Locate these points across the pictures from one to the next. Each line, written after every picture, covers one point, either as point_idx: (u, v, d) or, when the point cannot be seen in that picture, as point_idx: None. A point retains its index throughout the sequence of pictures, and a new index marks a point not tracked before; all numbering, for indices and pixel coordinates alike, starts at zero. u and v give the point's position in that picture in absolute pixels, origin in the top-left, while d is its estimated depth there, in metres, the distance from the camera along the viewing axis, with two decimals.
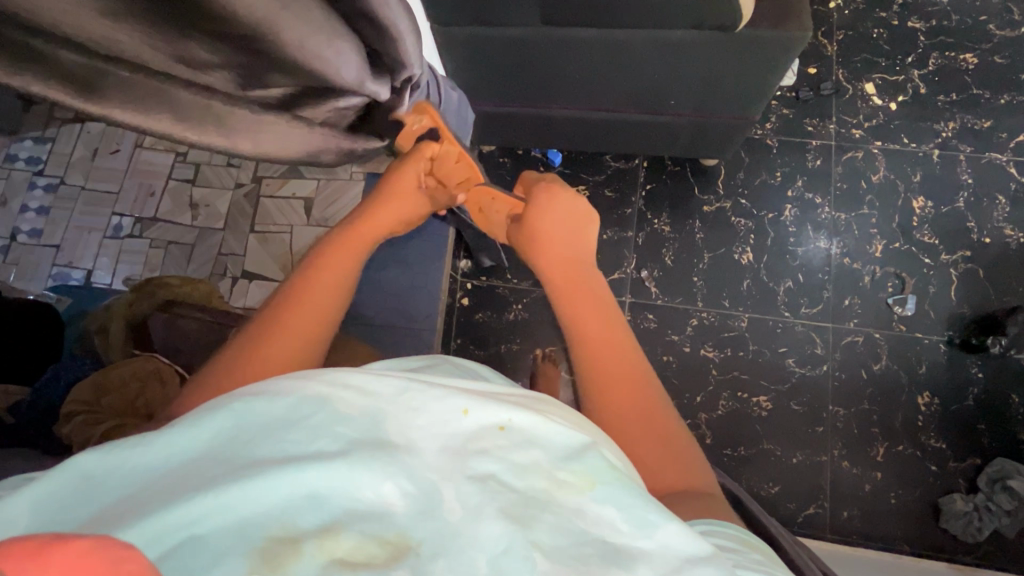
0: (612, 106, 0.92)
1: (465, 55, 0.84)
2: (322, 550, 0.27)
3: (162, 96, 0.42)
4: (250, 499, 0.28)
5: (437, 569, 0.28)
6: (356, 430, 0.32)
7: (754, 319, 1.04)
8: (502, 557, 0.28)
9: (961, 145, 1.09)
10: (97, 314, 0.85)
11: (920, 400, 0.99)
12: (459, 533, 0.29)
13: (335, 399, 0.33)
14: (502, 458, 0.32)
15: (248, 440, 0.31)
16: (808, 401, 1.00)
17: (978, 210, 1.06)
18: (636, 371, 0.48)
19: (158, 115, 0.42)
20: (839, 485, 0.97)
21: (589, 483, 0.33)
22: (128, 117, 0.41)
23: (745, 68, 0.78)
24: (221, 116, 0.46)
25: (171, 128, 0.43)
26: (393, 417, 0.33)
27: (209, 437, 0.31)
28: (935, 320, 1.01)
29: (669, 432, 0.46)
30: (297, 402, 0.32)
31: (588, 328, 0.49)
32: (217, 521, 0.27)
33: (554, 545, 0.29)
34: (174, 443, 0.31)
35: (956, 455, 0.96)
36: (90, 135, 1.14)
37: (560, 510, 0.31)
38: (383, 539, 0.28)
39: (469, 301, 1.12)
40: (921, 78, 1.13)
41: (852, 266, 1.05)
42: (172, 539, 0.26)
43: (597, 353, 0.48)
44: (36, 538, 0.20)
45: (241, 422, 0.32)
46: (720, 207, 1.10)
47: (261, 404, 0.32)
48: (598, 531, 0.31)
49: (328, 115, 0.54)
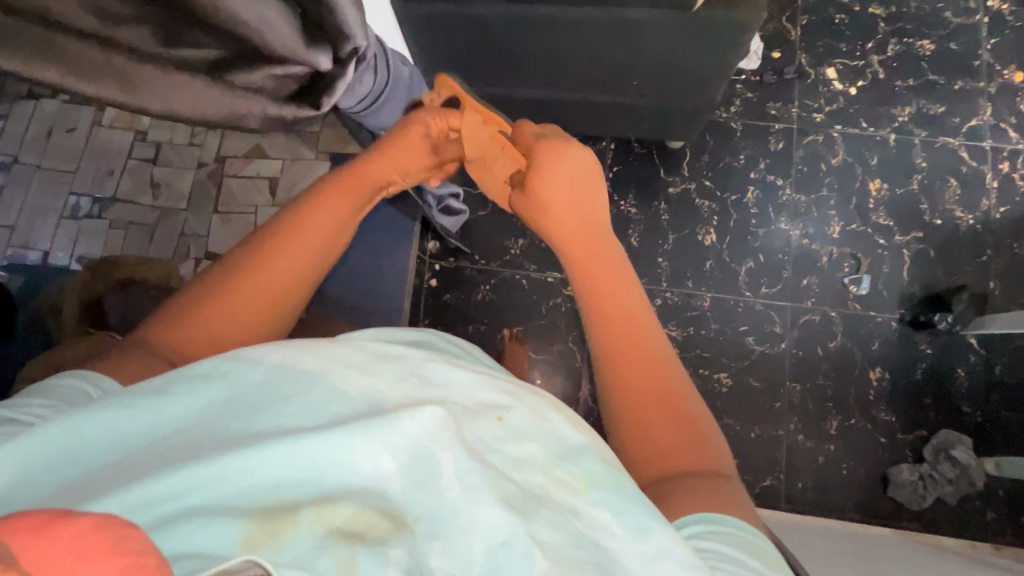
0: (576, 86, 0.93)
1: (428, 32, 0.84)
2: (319, 520, 0.29)
3: (51, 49, 0.37)
4: (251, 468, 0.30)
5: (432, 549, 0.31)
6: (353, 411, 0.34)
7: (715, 298, 1.07)
8: (500, 547, 0.31)
9: (916, 130, 1.12)
10: (51, 294, 0.84)
11: (871, 375, 1.03)
12: (456, 513, 0.32)
13: (336, 376, 0.35)
14: (498, 448, 0.34)
15: (250, 410, 0.33)
16: (766, 377, 1.03)
17: (931, 192, 1.09)
18: (661, 355, 0.47)
19: (44, 70, 0.38)
20: (794, 457, 1.00)
21: (584, 485, 0.34)
22: (6, 66, 0.36)
23: (701, 49, 0.79)
24: (126, 74, 0.42)
25: (62, 82, 0.39)
26: (393, 399, 0.35)
27: (207, 401, 0.33)
28: (887, 299, 1.05)
29: (695, 418, 0.45)
30: (298, 376, 0.35)
31: (617, 310, 0.48)
32: (216, 488, 0.30)
33: (552, 544, 0.32)
34: (168, 409, 0.33)
35: (904, 427, 1.01)
36: (45, 112, 1.11)
37: (556, 510, 0.33)
38: (379, 514, 0.31)
39: (437, 282, 1.11)
40: (880, 63, 1.15)
41: (810, 247, 1.08)
42: (172, 502, 0.29)
43: (615, 325, 0.47)
44: (42, 512, 0.21)
45: (239, 394, 0.34)
46: (685, 188, 1.11)
47: (262, 374, 0.35)
48: (592, 533, 0.33)
49: (264, 82, 0.51)
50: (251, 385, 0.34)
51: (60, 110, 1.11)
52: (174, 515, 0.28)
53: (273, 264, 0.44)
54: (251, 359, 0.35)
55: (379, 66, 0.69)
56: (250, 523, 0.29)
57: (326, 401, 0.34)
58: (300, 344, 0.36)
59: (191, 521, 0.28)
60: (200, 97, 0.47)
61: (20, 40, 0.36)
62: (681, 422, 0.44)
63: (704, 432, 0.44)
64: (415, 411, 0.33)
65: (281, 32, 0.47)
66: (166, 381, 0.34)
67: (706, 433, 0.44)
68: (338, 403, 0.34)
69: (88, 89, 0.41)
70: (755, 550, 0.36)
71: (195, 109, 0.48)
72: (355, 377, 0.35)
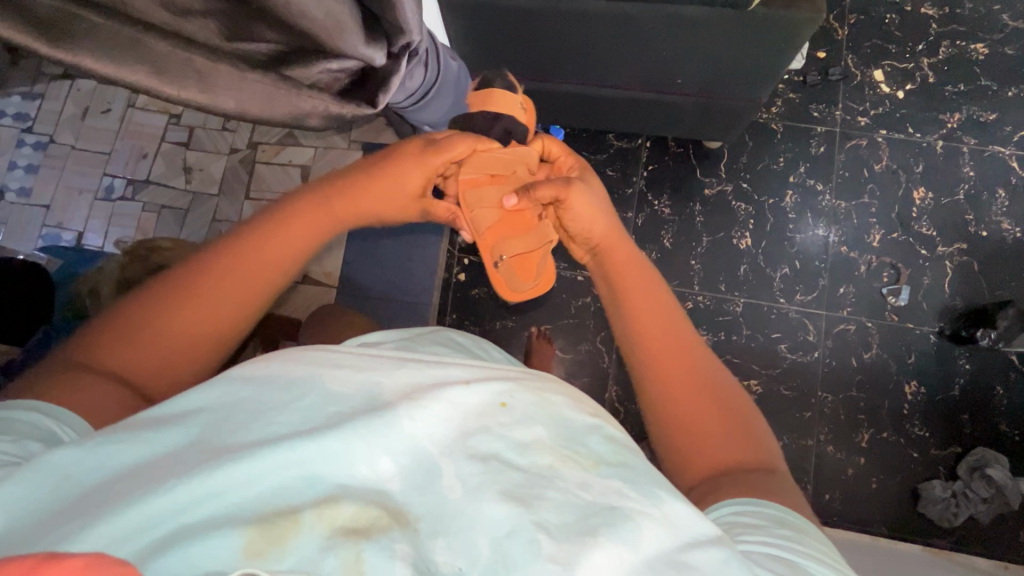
0: (619, 83, 0.90)
1: (470, 23, 0.82)
2: (321, 521, 0.29)
3: (138, 48, 0.38)
4: (244, 478, 0.29)
5: (436, 546, 0.30)
6: (349, 407, 0.33)
7: (749, 304, 1.05)
8: (505, 538, 0.30)
9: (965, 137, 1.08)
10: (88, 277, 0.84)
11: (907, 388, 1.00)
12: (461, 512, 0.31)
13: (329, 378, 0.34)
14: (503, 433, 0.33)
15: (236, 425, 0.32)
16: (797, 386, 1.02)
17: (978, 203, 1.06)
18: (695, 354, 0.46)
19: (132, 67, 0.39)
20: (823, 468, 0.99)
21: (592, 462, 0.34)
22: (98, 66, 0.38)
23: (754, 49, 0.77)
24: (205, 73, 0.42)
25: (145, 81, 0.40)
26: (390, 392, 0.34)
27: (199, 424, 0.32)
28: (926, 311, 1.02)
29: (736, 403, 0.44)
30: (290, 384, 0.34)
31: (641, 316, 0.47)
32: (215, 503, 0.28)
33: (560, 523, 0.30)
34: (157, 437, 0.31)
35: (937, 443, 0.99)
36: (81, 92, 1.11)
37: (564, 486, 0.32)
38: (381, 511, 0.30)
39: (466, 275, 1.08)
40: (930, 66, 1.11)
41: (848, 255, 1.05)
42: (171, 521, 0.27)
43: (653, 337, 0.46)
44: (26, 559, 0.20)
45: (230, 405, 0.33)
46: (721, 190, 1.09)
47: (250, 391, 0.33)
48: (606, 500, 0.32)
49: (320, 77, 0.50)
50: (241, 400, 0.33)
51: (95, 90, 1.11)
52: (173, 535, 0.27)
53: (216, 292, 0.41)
54: (245, 376, 0.34)
55: (430, 61, 0.68)
56: (252, 531, 0.28)
57: (322, 402, 0.33)
58: (295, 353, 0.36)
59: (189, 540, 0.27)
60: (271, 95, 0.48)
61: (110, 36, 0.37)
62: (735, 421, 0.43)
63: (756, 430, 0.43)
64: (414, 411, 0.33)
65: (352, 29, 0.46)
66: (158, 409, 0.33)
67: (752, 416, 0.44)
68: (333, 400, 0.33)
69: (168, 89, 0.42)
70: (797, 526, 0.35)
71: (263, 109, 0.49)
72: (349, 374, 0.35)
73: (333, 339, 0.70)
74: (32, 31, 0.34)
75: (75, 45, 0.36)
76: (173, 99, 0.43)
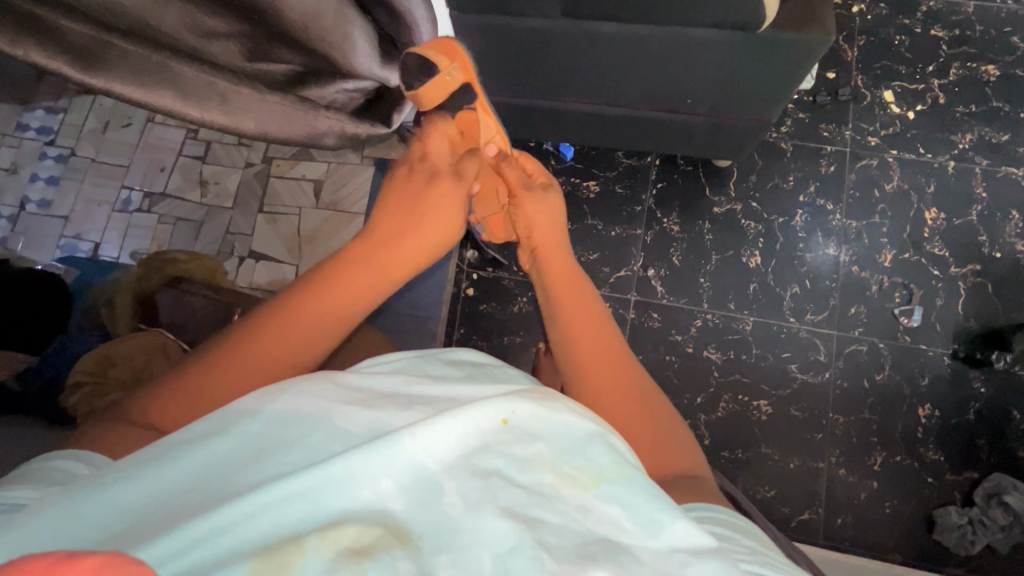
0: (630, 103, 0.91)
1: (482, 43, 0.83)
2: (326, 542, 0.28)
3: (166, 73, 0.44)
4: (251, 509, 0.29)
5: (441, 564, 0.29)
6: (356, 439, 0.34)
7: (758, 323, 1.04)
8: (508, 556, 0.30)
9: (977, 158, 1.08)
10: (104, 288, 0.89)
11: (921, 412, 0.99)
12: (464, 529, 0.31)
13: (337, 415, 0.35)
14: (504, 452, 0.34)
15: (244, 463, 0.32)
16: (808, 407, 1.00)
17: (991, 224, 1.05)
18: (631, 376, 0.48)
19: (160, 90, 0.44)
20: (835, 492, 0.97)
21: (593, 480, 0.34)
22: (130, 91, 0.43)
23: (764, 70, 0.78)
24: (226, 95, 0.48)
25: (173, 104, 0.45)
26: (394, 424, 0.34)
27: (207, 460, 0.33)
28: (940, 333, 1.01)
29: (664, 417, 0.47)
30: (297, 417, 0.35)
31: (577, 338, 0.50)
32: (218, 535, 0.28)
33: (561, 544, 0.31)
34: (163, 474, 0.32)
35: (953, 468, 0.97)
36: (102, 107, 1.13)
37: (563, 508, 0.33)
38: (383, 530, 0.30)
39: (474, 291, 1.10)
40: (941, 87, 1.12)
41: (860, 274, 1.05)
42: (176, 557, 0.27)
43: (586, 356, 0.49)
44: (49, 555, 0.21)
45: (235, 438, 0.33)
46: (731, 209, 1.09)
47: (260, 422, 0.34)
48: (603, 529, 0.32)
49: (337, 97, 0.58)
50: (249, 434, 0.34)
51: (117, 106, 1.14)
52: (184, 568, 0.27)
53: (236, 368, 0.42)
54: (255, 407, 0.35)
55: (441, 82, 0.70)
56: (255, 558, 0.27)
57: (328, 437, 0.34)
58: (298, 383, 0.37)
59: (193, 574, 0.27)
60: (290, 115, 0.54)
61: (141, 62, 0.42)
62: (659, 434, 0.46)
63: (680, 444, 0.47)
64: (418, 430, 0.33)
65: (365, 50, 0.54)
66: (169, 442, 0.34)
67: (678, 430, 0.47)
68: (340, 436, 0.34)
69: (195, 111, 0.47)
70: (753, 535, 0.39)
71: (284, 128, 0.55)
72: (356, 410, 0.35)
73: (343, 355, 0.70)
74: (71, 59, 0.39)
75: (109, 72, 0.41)
76: (197, 122, 0.49)
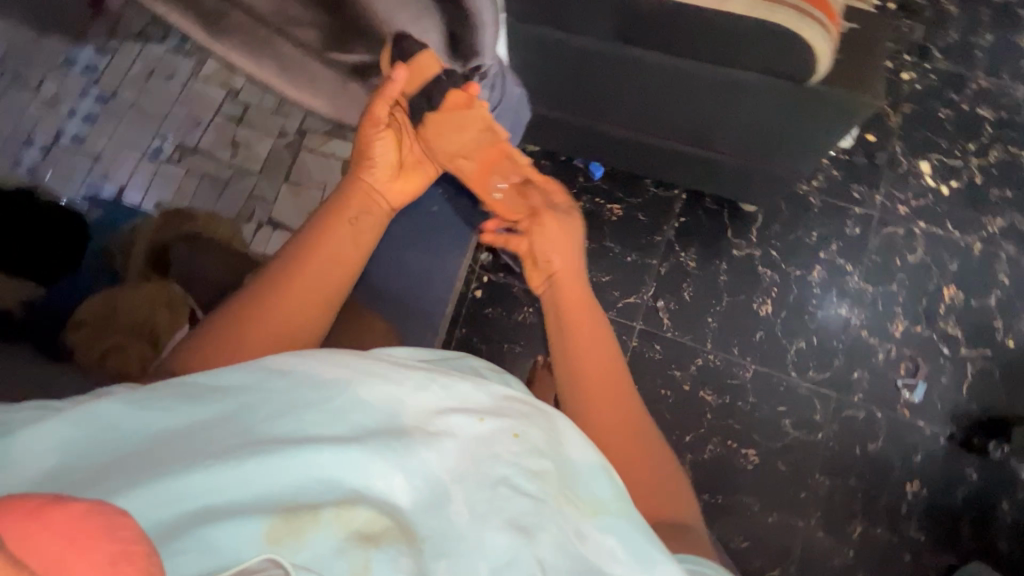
0: (665, 134, 0.91)
1: (532, 54, 0.83)
2: (336, 520, 0.31)
3: None
4: (270, 474, 0.32)
5: (438, 567, 0.31)
6: (376, 423, 0.36)
7: (759, 371, 1.03)
8: (501, 567, 0.31)
9: (1004, 244, 1.07)
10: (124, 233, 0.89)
11: (908, 487, 0.98)
12: (463, 535, 0.32)
13: (363, 392, 0.37)
14: (513, 462, 0.35)
15: (269, 421, 0.35)
16: (795, 464, 1.00)
17: (1008, 311, 1.04)
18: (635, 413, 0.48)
19: None
20: (809, 553, 0.96)
21: (592, 511, 0.35)
22: None
23: (802, 123, 0.77)
24: None
25: None
26: (410, 413, 0.36)
27: (232, 410, 0.35)
28: (939, 412, 1.00)
29: (665, 455, 0.48)
30: (325, 385, 0.36)
31: (587, 363, 0.49)
32: (236, 492, 0.31)
33: (554, 564, 0.32)
34: (190, 415, 0.34)
35: (931, 549, 0.95)
36: None
37: (562, 525, 0.34)
38: (391, 520, 0.32)
39: (482, 293, 1.10)
40: (979, 167, 1.11)
41: (868, 340, 1.04)
42: (193, 504, 0.30)
43: (595, 384, 0.48)
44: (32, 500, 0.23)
45: (264, 395, 0.36)
46: (749, 254, 1.09)
47: (286, 382, 0.36)
48: (597, 556, 0.33)
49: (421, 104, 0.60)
50: (276, 392, 0.36)
51: None
52: (201, 516, 0.30)
53: (257, 322, 0.47)
54: (280, 367, 0.37)
55: (494, 84, 0.71)
56: (270, 522, 0.30)
57: (353, 411, 0.36)
58: (327, 352, 0.38)
59: (212, 525, 0.29)
60: None
61: None
62: (658, 475, 0.46)
63: (678, 486, 0.47)
64: (431, 438, 0.35)
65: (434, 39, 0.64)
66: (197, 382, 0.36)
67: (677, 474, 0.48)
68: (364, 414, 0.36)
69: None
70: None
71: None
72: (380, 390, 0.37)
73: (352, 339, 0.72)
74: None
75: None
76: None
